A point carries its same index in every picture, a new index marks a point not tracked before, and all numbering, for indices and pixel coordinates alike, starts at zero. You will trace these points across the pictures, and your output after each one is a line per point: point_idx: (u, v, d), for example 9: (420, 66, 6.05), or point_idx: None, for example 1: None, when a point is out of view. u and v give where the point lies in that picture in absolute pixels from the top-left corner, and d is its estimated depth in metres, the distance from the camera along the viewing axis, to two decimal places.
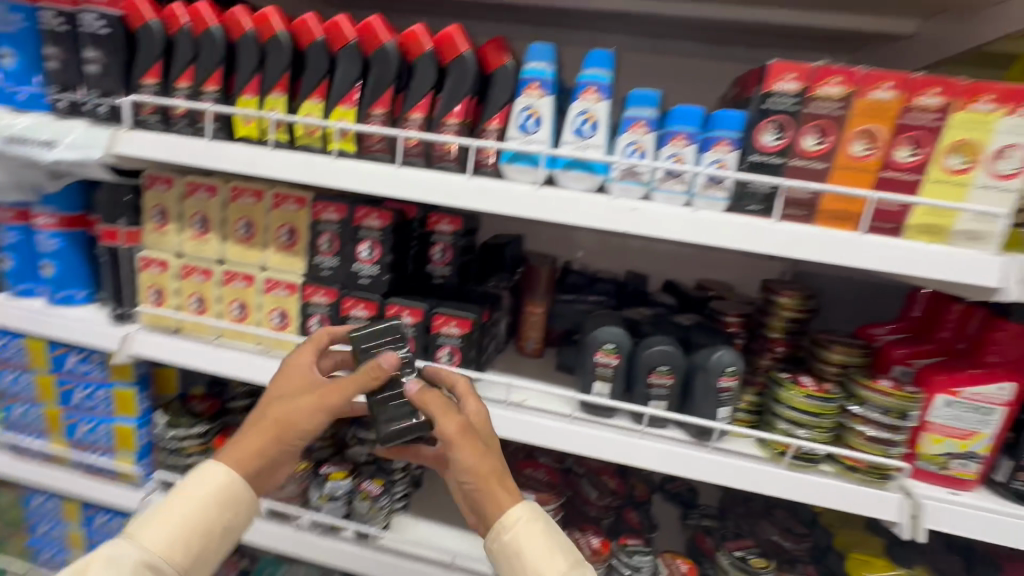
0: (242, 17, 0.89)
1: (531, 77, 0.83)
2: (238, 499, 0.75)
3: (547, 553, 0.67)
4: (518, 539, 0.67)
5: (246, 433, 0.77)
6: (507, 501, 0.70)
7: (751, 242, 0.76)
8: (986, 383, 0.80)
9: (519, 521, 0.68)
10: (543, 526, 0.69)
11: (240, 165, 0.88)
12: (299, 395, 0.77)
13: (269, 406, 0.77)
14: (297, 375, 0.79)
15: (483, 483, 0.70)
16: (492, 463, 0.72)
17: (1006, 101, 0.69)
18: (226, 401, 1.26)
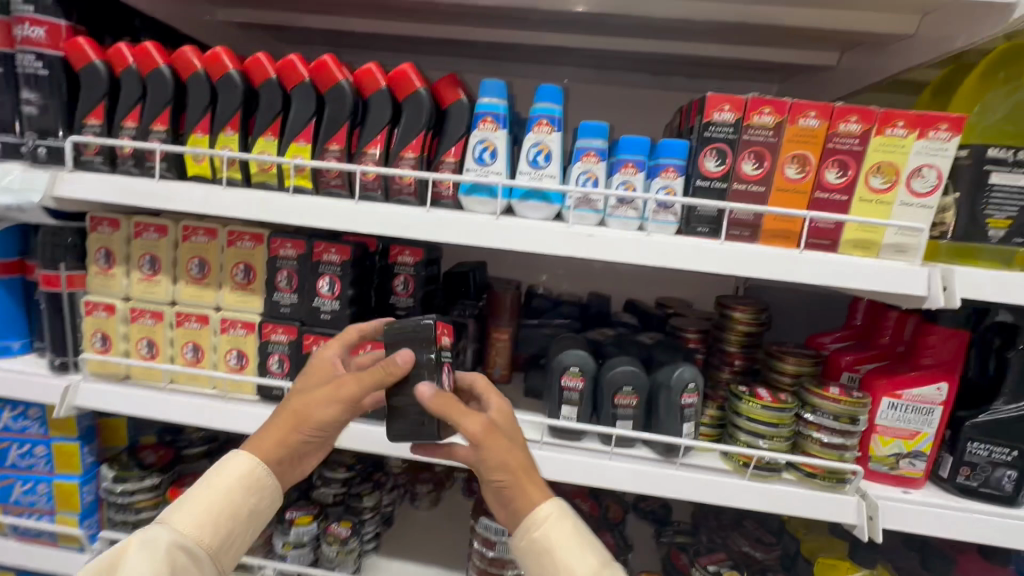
0: (191, 56, 0.88)
1: (485, 111, 0.85)
2: (262, 485, 0.72)
3: (578, 551, 0.64)
4: (549, 535, 0.65)
5: (267, 426, 0.74)
6: (537, 495, 0.67)
7: (702, 262, 0.79)
8: (923, 385, 0.86)
9: (550, 516, 0.66)
10: (573, 525, 0.66)
11: (190, 205, 0.86)
12: (317, 387, 0.73)
13: (289, 399, 0.74)
14: (318, 367, 0.75)
15: (516, 475, 0.66)
16: (521, 453, 0.68)
17: (917, 126, 0.76)
18: (181, 449, 1.20)
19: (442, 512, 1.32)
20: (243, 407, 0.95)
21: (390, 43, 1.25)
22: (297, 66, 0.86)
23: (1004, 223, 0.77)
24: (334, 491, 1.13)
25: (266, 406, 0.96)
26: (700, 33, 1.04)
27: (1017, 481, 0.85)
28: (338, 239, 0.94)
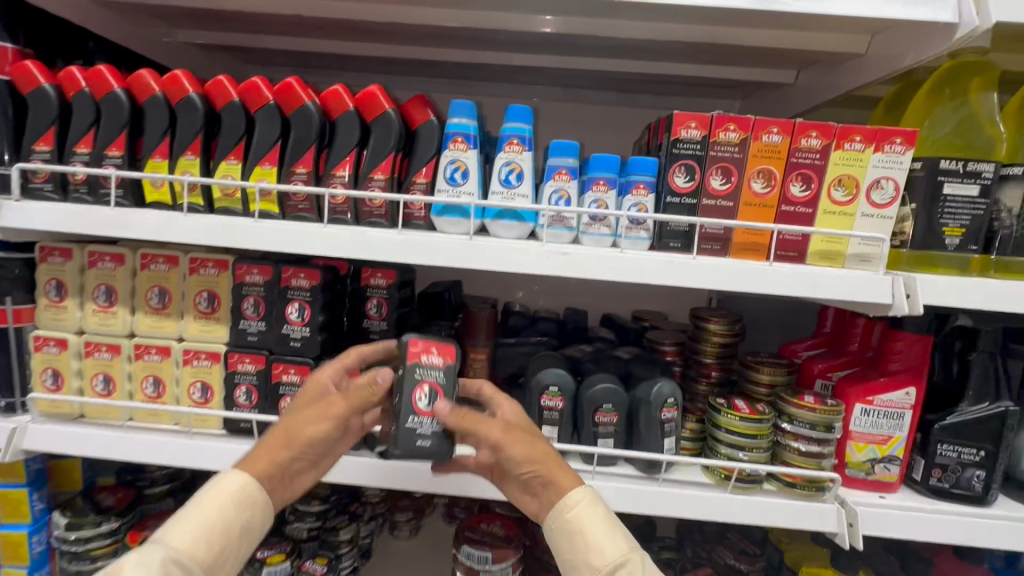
0: (148, 79, 0.85)
1: (455, 131, 0.85)
2: (254, 499, 0.69)
3: (607, 533, 0.67)
4: (581, 518, 0.68)
5: (258, 445, 0.72)
6: (566, 482, 0.71)
7: (676, 277, 0.80)
8: (893, 390, 0.88)
9: (582, 501, 0.69)
10: (602, 510, 0.70)
11: (148, 233, 0.82)
12: (312, 405, 0.74)
13: (285, 418, 0.74)
14: (313, 384, 0.77)
15: (544, 467, 0.71)
16: (540, 444, 0.73)
17: (873, 140, 0.79)
18: (140, 489, 1.13)
19: (423, 540, 1.28)
20: (208, 442, 0.90)
21: (357, 64, 1.24)
22: (260, 89, 0.84)
23: (959, 231, 0.80)
24: (308, 526, 1.08)
25: (234, 440, 0.92)
26: (664, 52, 1.07)
27: (986, 480, 0.87)
28: (306, 263, 0.91)
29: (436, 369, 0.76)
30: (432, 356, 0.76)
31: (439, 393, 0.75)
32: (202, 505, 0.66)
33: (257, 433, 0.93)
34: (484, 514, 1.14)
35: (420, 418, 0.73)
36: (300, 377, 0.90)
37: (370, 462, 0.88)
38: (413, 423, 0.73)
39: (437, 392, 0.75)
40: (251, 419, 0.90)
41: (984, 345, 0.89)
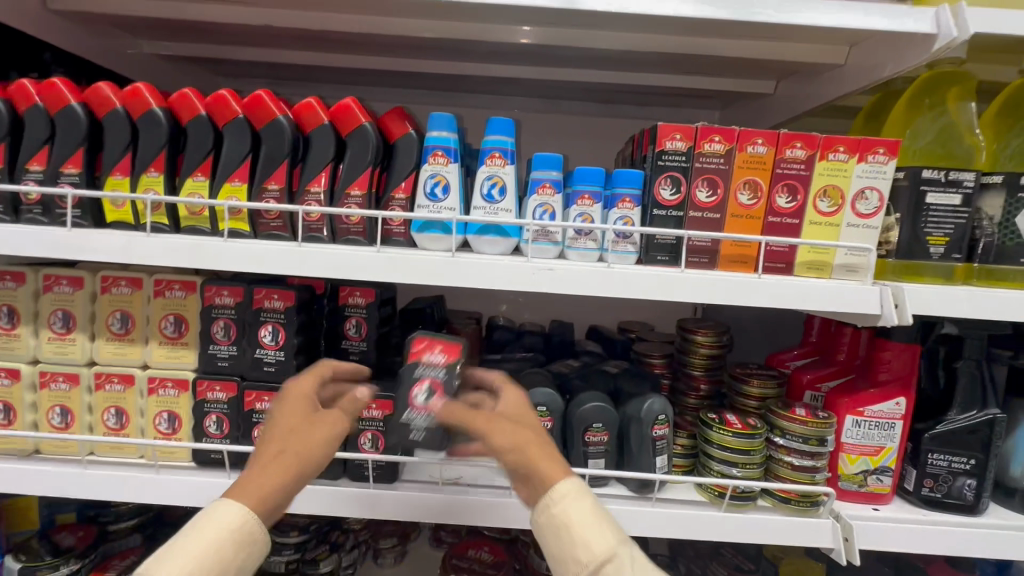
0: (106, 92, 0.81)
1: (434, 145, 0.82)
2: (255, 536, 0.62)
3: (597, 526, 0.63)
4: (568, 511, 0.63)
5: (245, 475, 0.64)
6: (558, 472, 0.66)
7: (665, 292, 0.78)
8: (883, 401, 0.87)
9: (569, 492, 0.64)
10: (592, 502, 0.65)
11: (108, 255, 0.77)
12: (309, 424, 0.68)
13: (273, 441, 0.66)
14: (296, 400, 0.70)
15: (531, 455, 0.66)
16: (527, 434, 0.68)
17: (856, 151, 0.78)
18: (103, 526, 1.06)
19: (409, 567, 1.23)
20: (176, 476, 0.84)
21: (333, 76, 1.21)
22: (229, 102, 0.81)
23: (943, 240, 0.80)
24: (286, 559, 1.02)
25: (204, 473, 0.86)
26: (644, 63, 1.06)
27: (977, 489, 0.87)
28: (280, 283, 0.87)
29: (437, 368, 0.78)
30: (435, 355, 0.79)
31: (438, 391, 0.76)
32: (205, 554, 0.59)
33: (228, 463, 0.88)
34: (471, 540, 1.15)
35: (416, 413, 0.76)
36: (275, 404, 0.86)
37: (351, 492, 0.84)
38: (409, 417, 0.76)
39: (436, 390, 0.77)
40: (222, 451, 0.84)
41: (970, 353, 0.89)
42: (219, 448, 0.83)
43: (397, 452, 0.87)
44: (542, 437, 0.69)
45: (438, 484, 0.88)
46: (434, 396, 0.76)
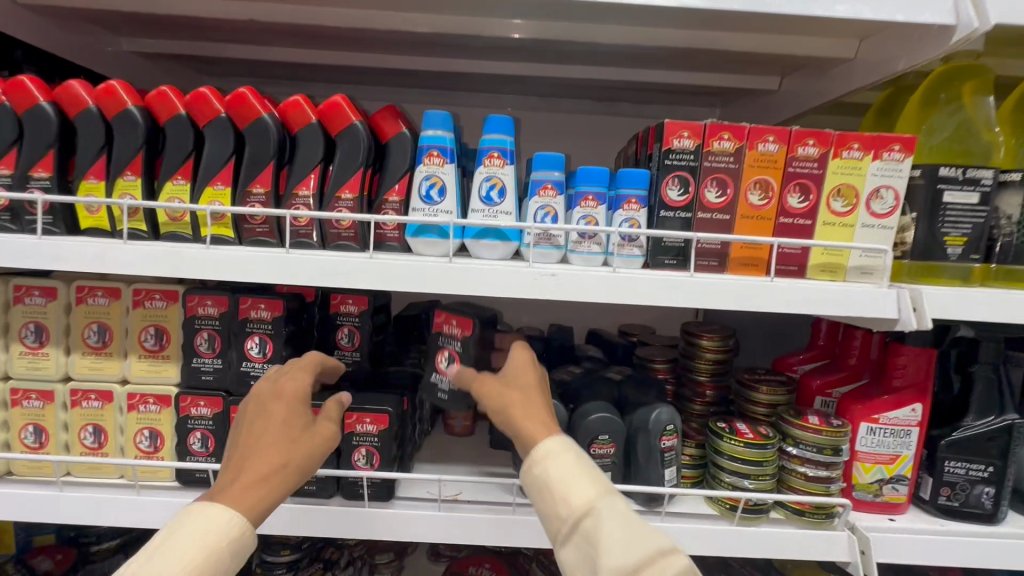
0: (78, 89, 0.76)
1: (430, 145, 0.78)
2: (245, 545, 0.59)
3: (576, 479, 0.63)
4: (548, 468, 0.64)
5: (239, 481, 0.60)
6: (544, 434, 0.66)
7: (673, 298, 0.74)
8: (898, 407, 0.84)
9: (550, 450, 0.65)
10: (575, 457, 0.65)
11: (82, 264, 0.72)
12: (302, 429, 0.65)
13: (273, 450, 0.62)
14: (291, 407, 0.66)
15: (519, 419, 0.68)
16: (514, 399, 0.69)
17: (871, 148, 0.75)
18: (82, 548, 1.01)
19: None
20: (158, 498, 0.79)
21: (321, 73, 1.16)
22: (210, 100, 0.76)
23: (960, 240, 0.77)
24: None
25: (189, 493, 0.82)
26: (646, 59, 1.02)
27: (995, 497, 0.84)
28: (267, 292, 0.83)
29: (455, 339, 0.81)
30: (453, 328, 0.81)
31: (457, 359, 0.80)
32: (206, 557, 0.56)
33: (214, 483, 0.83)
34: (468, 558, 1.10)
35: (441, 377, 0.82)
36: None
37: (345, 511, 0.80)
38: (436, 381, 0.82)
39: (457, 358, 0.81)
40: (207, 470, 0.80)
41: (986, 357, 0.86)
42: (204, 467, 0.78)
43: (393, 468, 0.83)
44: (534, 401, 0.70)
45: (437, 501, 0.83)
46: (454, 363, 0.81)
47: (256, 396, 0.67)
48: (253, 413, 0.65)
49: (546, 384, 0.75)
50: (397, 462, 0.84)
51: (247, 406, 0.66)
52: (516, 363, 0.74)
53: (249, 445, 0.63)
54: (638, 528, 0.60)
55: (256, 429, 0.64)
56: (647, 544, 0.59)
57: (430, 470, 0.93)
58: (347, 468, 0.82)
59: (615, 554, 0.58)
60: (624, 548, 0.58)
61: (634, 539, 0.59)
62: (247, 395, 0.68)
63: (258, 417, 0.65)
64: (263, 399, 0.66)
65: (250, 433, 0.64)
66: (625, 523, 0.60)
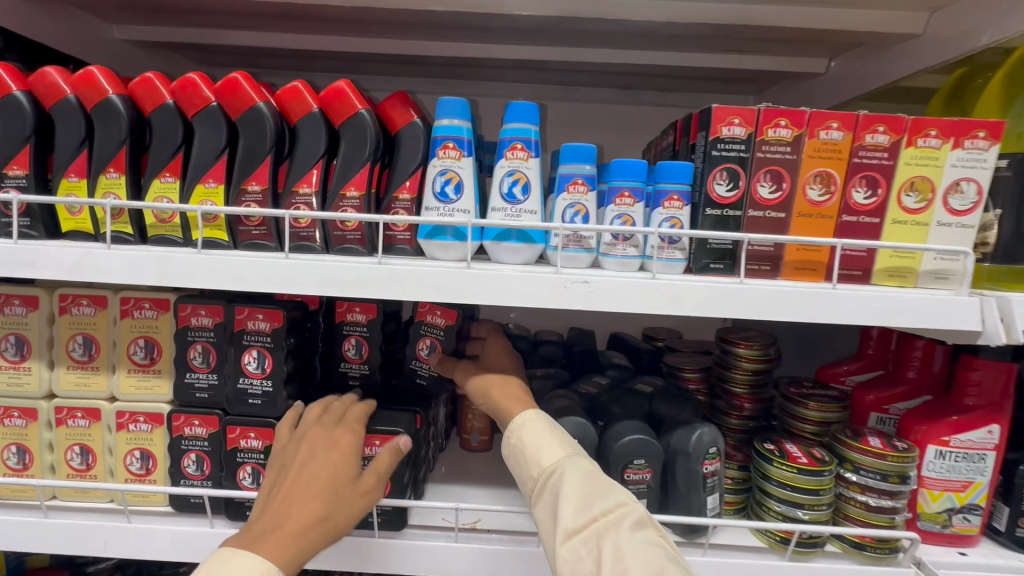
0: (56, 77, 0.68)
1: (445, 135, 0.69)
2: None
3: (545, 442, 0.68)
4: (522, 435, 0.69)
5: (282, 528, 0.59)
6: (519, 407, 0.72)
7: (721, 308, 0.64)
8: (972, 429, 0.74)
9: (524, 420, 0.70)
10: (547, 425, 0.70)
11: (58, 274, 0.64)
12: (347, 484, 0.65)
13: (319, 500, 0.62)
14: (345, 458, 0.66)
15: (497, 397, 0.74)
16: (491, 379, 0.76)
17: (951, 135, 0.65)
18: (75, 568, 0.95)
19: None
20: (149, 527, 0.72)
21: (326, 61, 1.08)
22: (199, 87, 0.68)
23: None
24: None
25: (182, 521, 0.74)
26: (682, 40, 0.93)
27: None
28: (266, 300, 0.75)
29: (438, 329, 0.81)
30: (436, 317, 0.81)
31: (439, 348, 0.82)
32: None
33: (211, 509, 0.76)
34: None
35: (421, 364, 0.83)
36: (262, 441, 0.74)
37: (352, 542, 0.72)
38: (415, 367, 0.83)
39: (439, 346, 0.82)
40: (200, 496, 0.72)
41: None
42: (197, 493, 0.71)
43: (405, 494, 0.75)
44: (511, 382, 0.76)
45: (453, 531, 0.75)
46: (436, 351, 0.82)
47: (311, 439, 0.67)
48: (306, 457, 0.66)
49: (521, 369, 0.82)
50: (410, 488, 0.77)
51: (301, 449, 0.66)
52: (491, 352, 0.82)
53: (295, 490, 0.62)
54: (599, 484, 0.63)
55: (306, 474, 0.64)
56: (607, 497, 0.62)
57: (445, 493, 0.85)
58: None
59: (574, 506, 0.61)
60: (584, 501, 0.62)
61: (594, 493, 0.62)
62: (298, 435, 0.69)
63: (310, 462, 0.65)
64: (317, 444, 0.67)
65: (300, 478, 0.64)
66: (587, 478, 0.64)
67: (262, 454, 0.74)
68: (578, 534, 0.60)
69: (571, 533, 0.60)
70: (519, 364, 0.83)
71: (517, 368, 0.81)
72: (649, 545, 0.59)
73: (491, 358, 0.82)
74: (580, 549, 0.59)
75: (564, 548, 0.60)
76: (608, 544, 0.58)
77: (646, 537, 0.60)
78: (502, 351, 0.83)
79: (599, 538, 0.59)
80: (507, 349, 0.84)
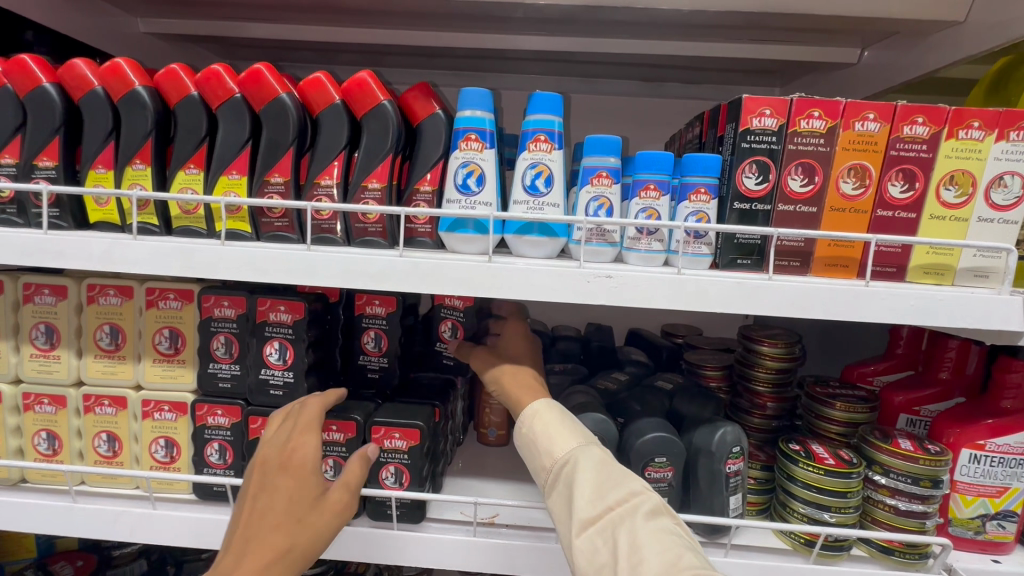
0: (85, 69, 0.69)
1: (467, 127, 0.69)
2: None
3: (557, 431, 0.67)
4: (534, 426, 0.69)
5: (239, 569, 0.56)
6: (530, 397, 0.72)
7: (748, 305, 0.62)
8: (1009, 434, 0.72)
9: (536, 410, 0.69)
10: (560, 415, 0.69)
11: (86, 264, 0.65)
12: (306, 508, 0.61)
13: (277, 531, 0.59)
14: (300, 479, 0.62)
15: (509, 385, 0.74)
16: (505, 367, 0.76)
17: (995, 126, 0.63)
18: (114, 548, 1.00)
19: None
20: (174, 514, 0.73)
21: (348, 54, 1.08)
22: (223, 79, 0.68)
23: None
24: None
25: (205, 508, 0.75)
26: (709, 30, 0.91)
27: None
28: (287, 291, 0.75)
29: (457, 311, 0.86)
30: (454, 301, 0.86)
31: (461, 329, 0.87)
32: None
33: (233, 498, 0.77)
34: None
35: (444, 345, 0.89)
36: None
37: (373, 534, 0.72)
38: (440, 348, 0.89)
39: (460, 328, 0.87)
40: (223, 483, 0.73)
41: None
42: (221, 480, 0.71)
43: (423, 488, 0.75)
44: (523, 370, 0.75)
45: (472, 525, 0.75)
46: (457, 334, 0.87)
47: (262, 464, 0.64)
48: (259, 488, 0.62)
49: (538, 357, 0.81)
50: (429, 481, 0.77)
51: (251, 481, 0.62)
52: (510, 337, 0.81)
53: (252, 525, 0.59)
54: (611, 474, 0.62)
55: (261, 504, 0.61)
56: (621, 486, 0.61)
57: (462, 488, 0.85)
58: (374, 487, 0.75)
59: (589, 496, 0.61)
60: (599, 490, 0.61)
61: (608, 481, 0.62)
62: (253, 461, 0.65)
63: (263, 492, 0.61)
64: (268, 471, 0.63)
65: (254, 511, 0.60)
66: (601, 467, 0.63)
67: None
68: (594, 524, 0.60)
69: (587, 523, 0.60)
70: (537, 351, 0.82)
71: (534, 357, 0.80)
72: (666, 533, 0.57)
73: (507, 341, 0.81)
74: (596, 540, 0.58)
75: (580, 539, 0.59)
76: (623, 533, 0.57)
77: (662, 525, 0.58)
78: (521, 337, 0.81)
79: (614, 528, 0.58)
80: (528, 335, 0.82)
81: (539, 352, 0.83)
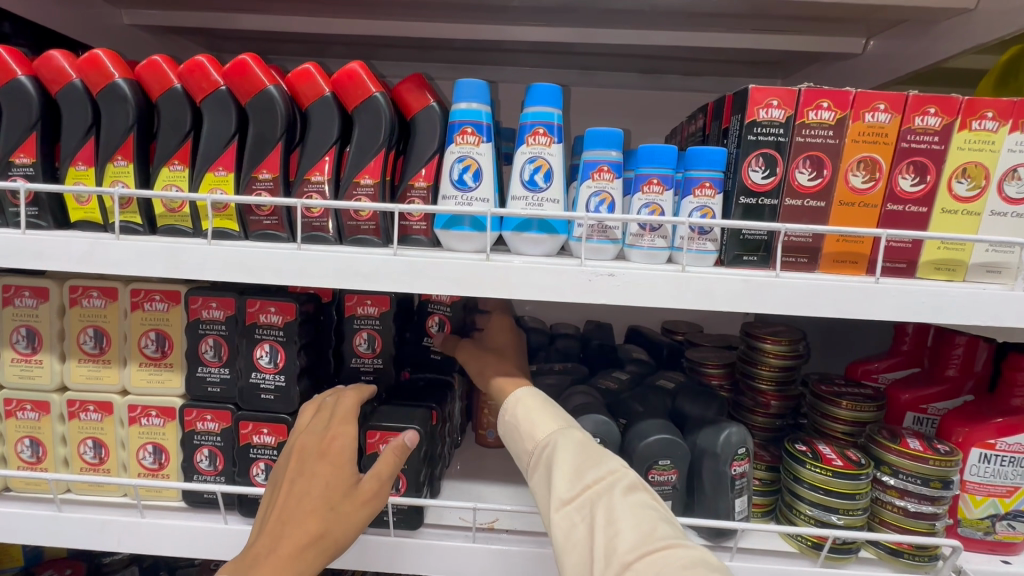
0: (62, 60, 0.66)
1: (463, 120, 0.66)
2: None
3: (540, 416, 0.66)
4: (516, 412, 0.67)
5: (275, 553, 0.54)
6: (512, 384, 0.70)
7: (753, 305, 0.60)
8: (1020, 432, 0.70)
9: (517, 397, 0.68)
10: (542, 401, 0.68)
11: (66, 265, 0.62)
12: (341, 497, 0.59)
13: (312, 517, 0.57)
14: (337, 467, 0.60)
15: (491, 377, 0.72)
16: (489, 359, 0.75)
17: (1008, 116, 0.61)
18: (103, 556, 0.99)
19: None
20: (163, 523, 0.71)
21: (340, 46, 1.05)
22: (208, 70, 0.66)
23: None
24: None
25: (195, 516, 0.73)
26: (711, 19, 0.88)
27: None
28: (277, 292, 0.73)
29: (445, 305, 0.84)
30: (441, 295, 0.84)
31: (448, 324, 0.84)
32: None
33: (224, 504, 0.75)
34: None
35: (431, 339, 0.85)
36: (275, 437, 0.72)
37: (368, 541, 0.70)
38: (427, 343, 0.85)
39: (447, 323, 0.85)
40: (213, 492, 0.71)
41: None
42: (210, 488, 0.69)
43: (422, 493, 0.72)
44: (506, 361, 0.74)
45: (471, 531, 0.73)
46: (444, 328, 0.84)
47: (299, 452, 0.61)
48: (295, 473, 0.60)
49: (523, 349, 0.79)
50: (426, 486, 0.75)
51: (287, 466, 0.60)
52: (495, 330, 0.79)
53: (286, 510, 0.57)
54: (591, 451, 0.61)
55: (296, 491, 0.58)
56: (597, 466, 0.59)
57: (460, 491, 0.83)
58: None
59: (567, 474, 0.59)
60: (579, 470, 0.59)
61: (587, 462, 0.60)
62: (291, 446, 0.62)
63: (300, 477, 0.59)
64: (305, 458, 0.61)
65: (290, 495, 0.58)
66: (582, 448, 0.61)
67: (274, 450, 0.72)
68: (572, 502, 0.58)
69: (565, 501, 0.58)
70: (523, 344, 0.80)
71: (518, 350, 0.78)
72: (641, 507, 0.56)
73: (492, 333, 0.79)
74: (573, 516, 0.57)
75: (557, 516, 0.57)
76: (600, 509, 0.56)
77: (640, 499, 0.57)
78: (505, 329, 0.79)
79: (592, 505, 0.57)
80: (511, 327, 0.80)
81: (524, 345, 0.80)
